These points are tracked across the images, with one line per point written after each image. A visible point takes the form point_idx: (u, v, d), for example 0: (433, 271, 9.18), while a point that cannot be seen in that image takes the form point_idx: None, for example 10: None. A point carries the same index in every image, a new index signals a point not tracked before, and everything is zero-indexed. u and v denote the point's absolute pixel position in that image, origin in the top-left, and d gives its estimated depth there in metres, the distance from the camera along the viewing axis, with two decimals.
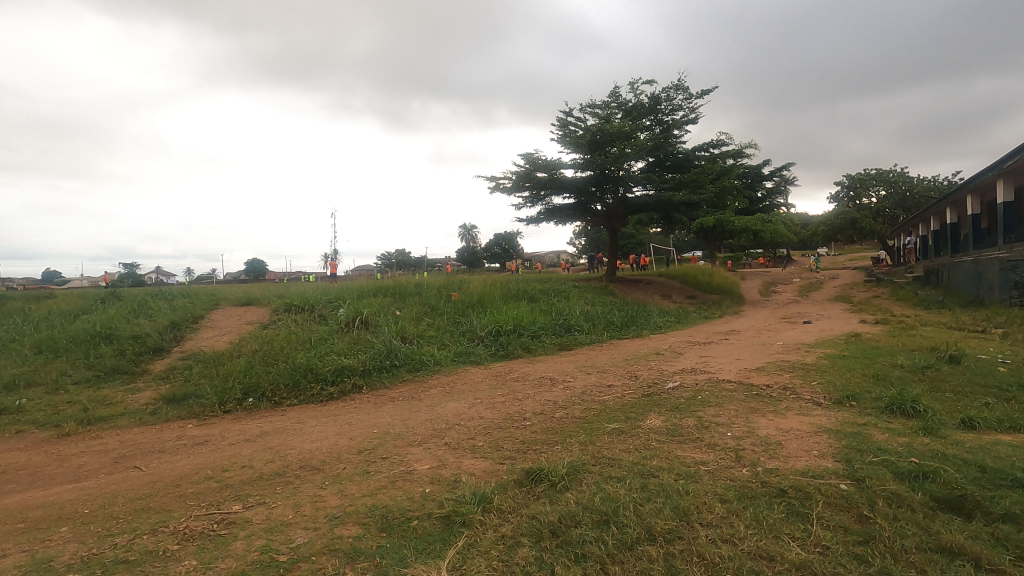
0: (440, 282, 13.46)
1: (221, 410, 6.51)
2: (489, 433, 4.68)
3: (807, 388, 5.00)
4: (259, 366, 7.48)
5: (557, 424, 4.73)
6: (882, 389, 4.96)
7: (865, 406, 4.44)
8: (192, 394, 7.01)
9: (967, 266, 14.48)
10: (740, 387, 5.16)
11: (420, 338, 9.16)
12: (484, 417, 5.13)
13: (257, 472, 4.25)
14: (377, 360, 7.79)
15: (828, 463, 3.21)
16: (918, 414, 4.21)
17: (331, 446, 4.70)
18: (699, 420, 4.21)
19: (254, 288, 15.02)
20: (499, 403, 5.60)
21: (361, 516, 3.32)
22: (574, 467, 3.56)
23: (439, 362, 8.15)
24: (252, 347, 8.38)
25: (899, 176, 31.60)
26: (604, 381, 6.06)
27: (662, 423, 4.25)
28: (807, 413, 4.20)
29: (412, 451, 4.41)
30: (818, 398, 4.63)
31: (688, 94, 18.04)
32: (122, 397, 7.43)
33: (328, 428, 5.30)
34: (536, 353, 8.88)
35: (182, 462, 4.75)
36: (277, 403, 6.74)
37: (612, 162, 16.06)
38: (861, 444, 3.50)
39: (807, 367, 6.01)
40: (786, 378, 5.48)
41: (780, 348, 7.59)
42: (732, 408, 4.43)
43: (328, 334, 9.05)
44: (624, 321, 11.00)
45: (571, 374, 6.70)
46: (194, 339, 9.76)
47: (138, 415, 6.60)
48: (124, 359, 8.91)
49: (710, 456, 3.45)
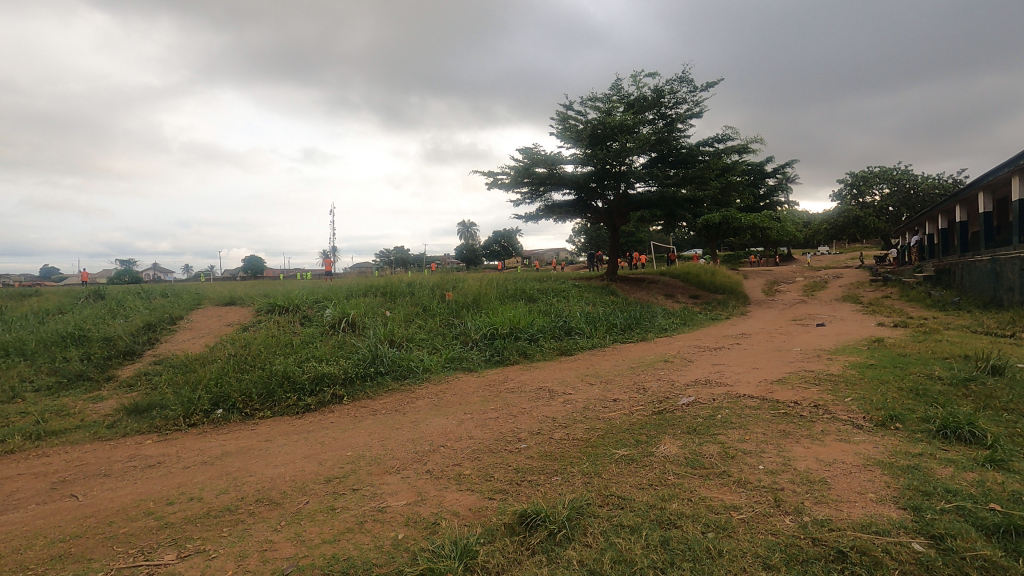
0: (434, 281, 12.79)
1: (186, 424, 5.91)
2: (477, 458, 4.07)
3: (841, 406, 4.39)
4: (232, 374, 6.86)
5: (556, 447, 4.12)
6: (928, 407, 4.33)
7: (912, 430, 3.84)
8: (156, 405, 6.40)
9: (983, 266, 13.83)
10: (763, 403, 4.54)
11: (409, 342, 8.51)
12: (473, 437, 4.52)
13: (205, 507, 3.61)
14: (360, 366, 7.16)
15: (891, 512, 2.60)
16: (977, 440, 3.61)
17: (296, 473, 4.08)
18: (723, 447, 3.59)
19: (241, 286, 14.33)
20: (491, 420, 4.97)
21: (316, 573, 2.70)
22: (576, 509, 2.96)
23: (429, 369, 7.53)
24: (227, 351, 7.75)
25: (903, 173, 31.03)
26: (608, 394, 5.43)
27: (678, 450, 3.64)
28: (849, 440, 3.59)
29: (388, 481, 3.80)
30: (857, 420, 4.01)
31: (692, 87, 17.41)
32: (81, 406, 6.82)
33: (294, 449, 4.68)
34: (534, 358, 8.25)
35: (127, 489, 4.13)
36: (249, 415, 6.13)
37: (613, 157, 15.42)
38: (925, 484, 2.90)
39: (835, 379, 5.40)
40: (813, 393, 4.85)
41: (800, 354, 6.98)
42: (760, 432, 3.82)
43: (312, 337, 8.46)
44: (627, 323, 10.37)
45: (571, 384, 6.06)
46: (169, 341, 9.15)
47: (94, 428, 6.00)
48: (90, 365, 8.30)
49: (743, 499, 2.83)
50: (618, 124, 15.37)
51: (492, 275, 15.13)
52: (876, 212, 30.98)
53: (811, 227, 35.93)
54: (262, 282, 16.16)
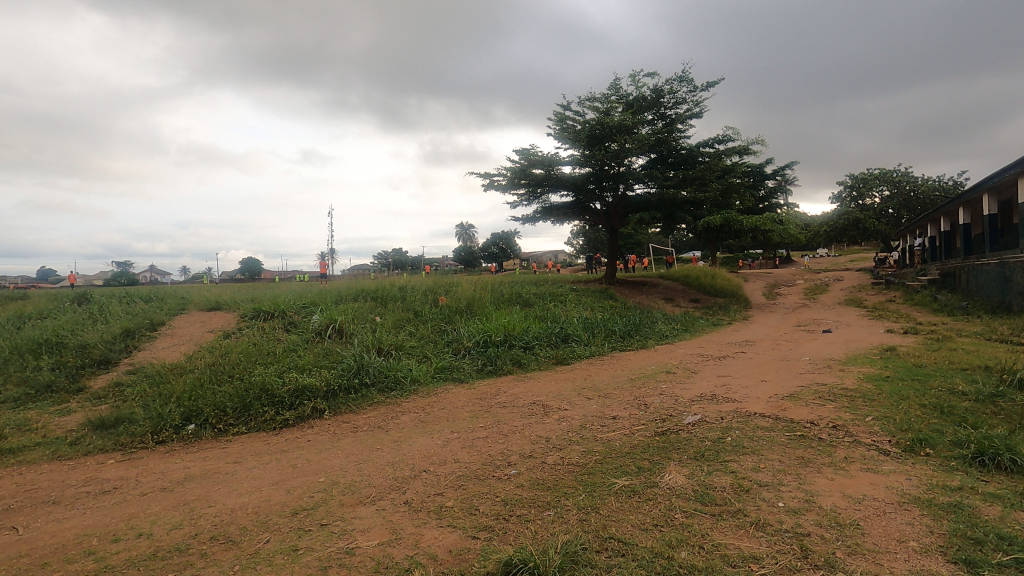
0: (427, 285, 12.38)
1: (153, 441, 5.50)
2: (461, 487, 3.67)
3: (862, 427, 4.00)
4: (208, 386, 6.46)
5: (549, 474, 3.71)
6: (958, 429, 3.93)
7: (946, 456, 3.44)
8: (124, 419, 5.99)
9: (991, 270, 13.46)
10: (776, 423, 4.14)
11: (398, 350, 8.12)
12: (459, 461, 4.12)
13: (153, 546, 3.20)
14: (344, 378, 6.76)
15: (938, 567, 2.22)
16: (1018, 468, 3.22)
17: (260, 503, 3.67)
18: (736, 478, 3.20)
19: (229, 290, 13.89)
20: (479, 440, 4.55)
21: None
22: (570, 555, 2.57)
23: (417, 381, 7.11)
24: (204, 360, 7.33)
25: (903, 174, 30.69)
26: (607, 411, 5.02)
27: (685, 481, 3.25)
28: (878, 469, 3.20)
29: (361, 515, 3.39)
30: (882, 444, 3.63)
31: (692, 86, 17.07)
32: (46, 420, 6.40)
33: (264, 473, 4.28)
34: (528, 368, 7.85)
35: (72, 522, 3.71)
36: (222, 431, 5.72)
37: (612, 158, 15.05)
38: (973, 527, 2.50)
39: (851, 395, 4.99)
40: (830, 411, 4.44)
41: (810, 365, 6.58)
42: (776, 459, 3.43)
43: (296, 345, 8.06)
44: (627, 330, 9.96)
45: (567, 399, 5.65)
46: (147, 349, 8.72)
47: (55, 445, 5.58)
48: (62, 375, 7.89)
49: (763, 546, 2.45)
50: (617, 125, 15.00)
51: (487, 278, 14.72)
52: (876, 214, 30.63)
53: (811, 229, 35.58)
54: (251, 285, 15.71)
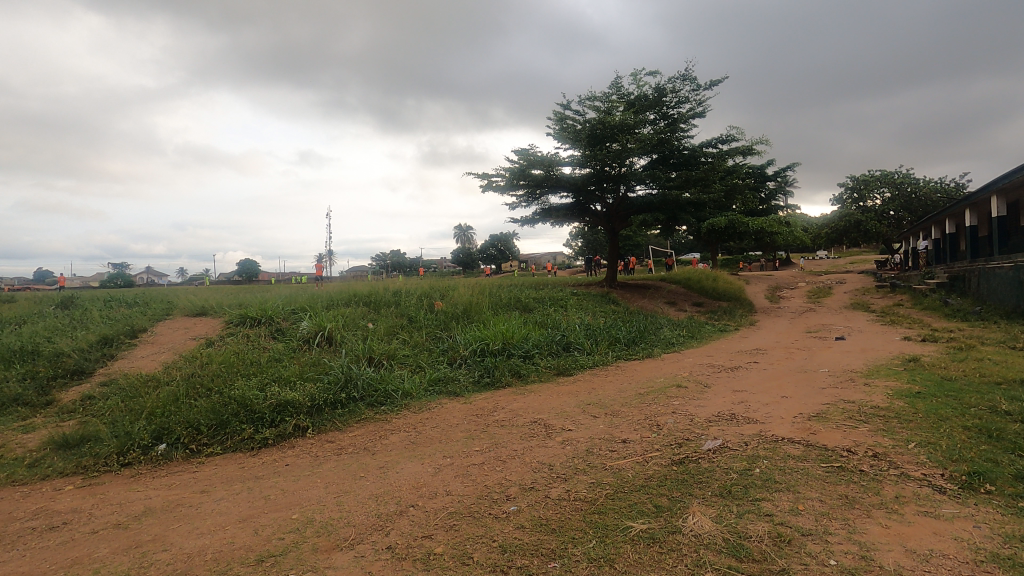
0: (423, 289, 11.89)
1: (118, 464, 5.02)
2: (453, 528, 3.20)
3: (907, 457, 3.53)
4: (183, 400, 5.99)
5: (553, 512, 3.24)
6: (1012, 457, 3.48)
7: (1012, 494, 2.97)
8: (90, 438, 5.51)
9: (1003, 274, 13.02)
10: (809, 451, 3.68)
11: (390, 359, 7.66)
12: (452, 494, 3.66)
13: None
14: (330, 392, 6.27)
15: None
16: None
17: (222, 548, 3.19)
18: (773, 524, 2.74)
19: (218, 293, 13.38)
20: (474, 468, 4.08)
21: None
22: None
23: (409, 394, 6.64)
24: (182, 371, 6.85)
25: (904, 176, 30.34)
26: (616, 433, 4.54)
27: (713, 525, 2.79)
28: (938, 514, 2.74)
29: (336, 564, 2.92)
30: (933, 479, 3.17)
31: (695, 86, 16.64)
32: (7, 438, 5.91)
33: (234, 507, 3.81)
34: (528, 379, 7.39)
35: (6, 567, 3.23)
36: (195, 452, 5.26)
37: (613, 158, 14.61)
38: None
39: (884, 415, 4.53)
40: (866, 435, 3.98)
41: (831, 379, 6.12)
42: (817, 498, 2.97)
43: (281, 354, 7.60)
44: (631, 337, 9.49)
45: (572, 417, 5.16)
46: (125, 358, 8.23)
47: (11, 468, 5.09)
48: (32, 388, 7.38)
49: None
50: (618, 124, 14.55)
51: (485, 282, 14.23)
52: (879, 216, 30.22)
53: (812, 231, 35.19)
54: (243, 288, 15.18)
